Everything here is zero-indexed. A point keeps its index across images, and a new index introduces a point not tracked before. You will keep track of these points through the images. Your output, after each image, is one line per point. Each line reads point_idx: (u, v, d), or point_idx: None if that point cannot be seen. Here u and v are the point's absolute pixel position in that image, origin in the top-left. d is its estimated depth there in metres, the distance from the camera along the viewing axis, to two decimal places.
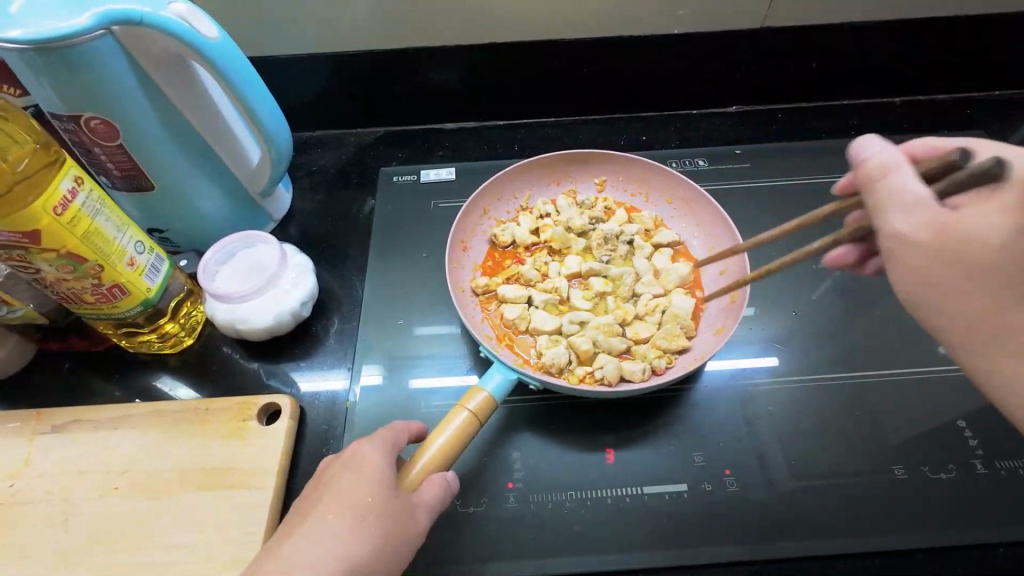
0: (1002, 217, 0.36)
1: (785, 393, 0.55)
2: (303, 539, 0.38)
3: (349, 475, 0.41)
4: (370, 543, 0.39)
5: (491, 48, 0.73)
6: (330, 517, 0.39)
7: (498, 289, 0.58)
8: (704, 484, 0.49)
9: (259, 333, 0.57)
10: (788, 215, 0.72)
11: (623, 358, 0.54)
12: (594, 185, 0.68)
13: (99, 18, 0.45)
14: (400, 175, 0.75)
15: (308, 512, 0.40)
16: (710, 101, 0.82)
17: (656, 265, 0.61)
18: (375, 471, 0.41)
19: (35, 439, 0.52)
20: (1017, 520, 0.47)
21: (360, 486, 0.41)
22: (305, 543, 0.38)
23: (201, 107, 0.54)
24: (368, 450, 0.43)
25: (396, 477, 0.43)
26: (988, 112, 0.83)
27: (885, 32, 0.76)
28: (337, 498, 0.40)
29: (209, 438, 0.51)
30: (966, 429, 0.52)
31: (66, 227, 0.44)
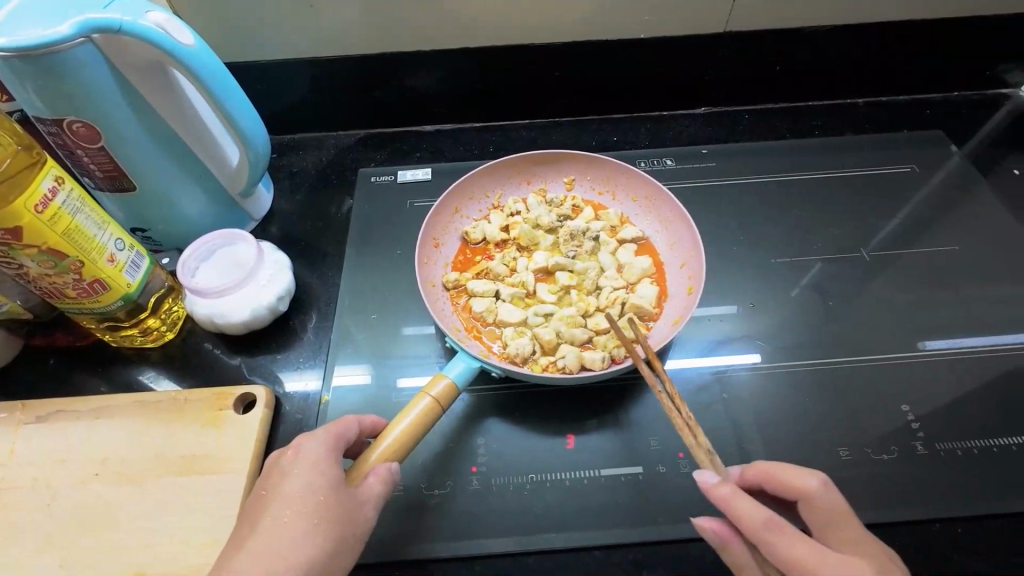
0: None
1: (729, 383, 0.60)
2: (258, 542, 0.40)
3: (315, 466, 0.43)
4: (317, 542, 0.40)
5: (466, 53, 0.76)
6: (291, 514, 0.41)
7: (467, 283, 0.61)
8: (660, 466, 0.51)
9: (237, 327, 0.59)
10: (751, 212, 0.75)
11: (585, 347, 0.57)
12: (564, 183, 0.70)
13: (80, 27, 0.48)
14: (378, 176, 0.77)
15: (266, 511, 0.42)
16: (679, 103, 0.85)
17: (620, 260, 0.63)
18: (325, 467, 0.43)
19: (20, 428, 0.54)
20: (949, 498, 0.53)
21: (319, 478, 0.42)
22: (260, 546, 0.40)
23: (180, 111, 0.57)
24: (313, 446, 0.44)
25: (345, 474, 0.45)
26: (950, 112, 0.86)
27: (844, 36, 0.79)
28: (291, 498, 0.41)
29: (186, 426, 0.53)
30: (909, 413, 0.58)
31: (47, 224, 0.46)
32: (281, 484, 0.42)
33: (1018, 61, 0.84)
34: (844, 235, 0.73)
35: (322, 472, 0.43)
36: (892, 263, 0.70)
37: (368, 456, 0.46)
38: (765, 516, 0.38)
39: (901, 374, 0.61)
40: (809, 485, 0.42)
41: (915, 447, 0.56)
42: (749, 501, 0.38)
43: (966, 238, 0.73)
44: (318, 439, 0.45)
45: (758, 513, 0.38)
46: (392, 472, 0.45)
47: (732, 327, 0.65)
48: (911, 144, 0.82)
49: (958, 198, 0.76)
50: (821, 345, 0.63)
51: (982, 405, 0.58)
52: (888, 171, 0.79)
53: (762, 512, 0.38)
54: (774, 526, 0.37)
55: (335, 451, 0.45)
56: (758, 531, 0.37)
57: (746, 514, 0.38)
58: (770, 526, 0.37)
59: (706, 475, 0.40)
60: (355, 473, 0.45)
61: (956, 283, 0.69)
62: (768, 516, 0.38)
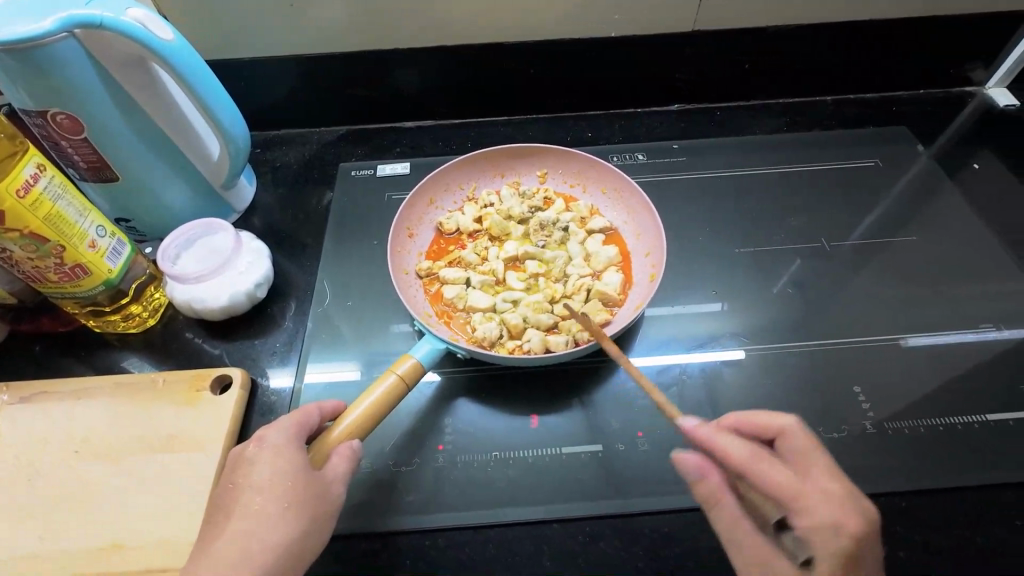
0: (818, 508, 0.40)
1: (691, 367, 0.62)
2: (234, 527, 0.42)
3: (280, 454, 0.44)
4: (288, 527, 0.42)
5: (443, 51, 0.78)
6: (263, 503, 0.42)
7: (440, 271, 0.63)
8: (619, 444, 0.53)
9: (216, 312, 0.61)
10: (719, 205, 0.77)
11: (551, 332, 0.59)
12: (537, 176, 0.73)
13: (63, 22, 0.50)
14: (358, 170, 0.79)
15: (238, 500, 0.43)
16: (652, 100, 0.87)
17: (588, 249, 0.65)
18: (288, 455, 0.45)
19: (3, 408, 0.56)
20: (896, 474, 0.55)
21: (284, 464, 0.44)
22: (235, 531, 0.42)
23: (161, 104, 0.59)
24: (275, 436, 0.45)
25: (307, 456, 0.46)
26: (915, 109, 0.88)
27: (813, 35, 0.82)
28: (258, 488, 0.43)
29: (164, 406, 0.55)
30: (861, 394, 0.60)
31: (29, 209, 0.48)
32: (249, 474, 0.44)
33: (981, 59, 0.87)
34: (807, 226, 0.76)
35: (284, 456, 0.44)
36: (852, 252, 0.73)
37: (328, 437, 0.47)
38: (747, 449, 0.41)
39: (858, 357, 0.63)
40: (785, 424, 0.45)
41: (865, 426, 0.58)
42: (732, 438, 0.42)
43: (925, 229, 0.75)
44: (278, 428, 0.46)
45: (741, 448, 0.41)
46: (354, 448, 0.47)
47: (711, 325, 0.66)
48: (877, 140, 0.84)
49: (918, 191, 0.79)
50: (782, 330, 0.65)
51: (934, 387, 0.60)
52: (852, 165, 0.82)
53: (745, 447, 0.41)
54: (757, 457, 0.41)
55: (297, 438, 0.46)
56: (742, 462, 0.41)
57: (731, 450, 0.42)
58: (753, 457, 0.41)
59: (690, 419, 0.44)
60: (317, 453, 0.47)
61: (913, 272, 0.71)
62: (750, 449, 0.41)
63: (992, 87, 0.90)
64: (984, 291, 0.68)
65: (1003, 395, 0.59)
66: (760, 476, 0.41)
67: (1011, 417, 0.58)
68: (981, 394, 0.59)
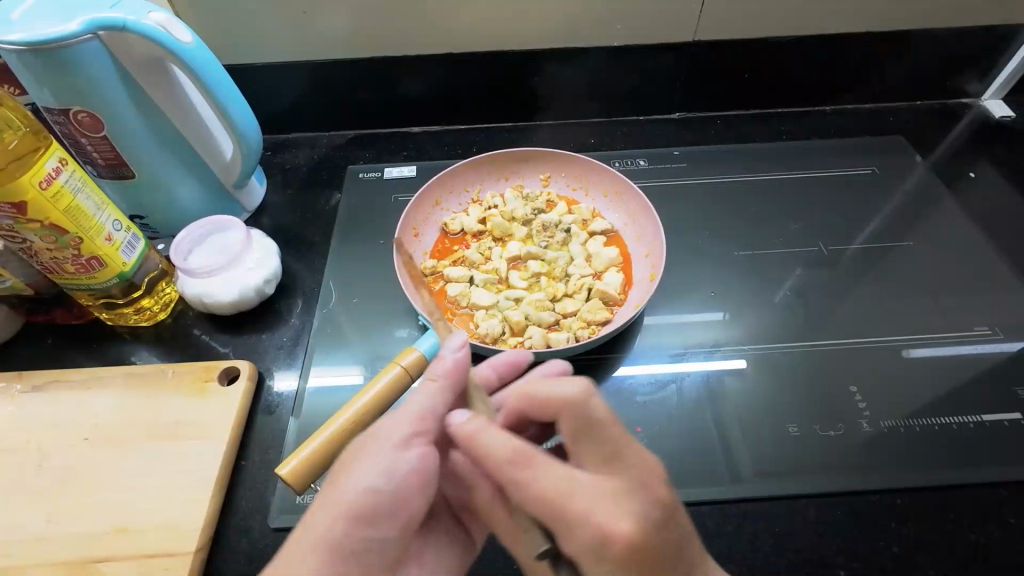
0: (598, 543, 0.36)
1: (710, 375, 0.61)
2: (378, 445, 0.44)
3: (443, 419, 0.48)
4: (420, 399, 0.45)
5: (448, 58, 0.81)
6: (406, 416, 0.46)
7: (444, 270, 0.65)
8: None
9: (225, 307, 0.63)
10: (719, 210, 0.79)
11: (552, 329, 0.60)
12: (541, 179, 0.74)
13: (88, 24, 0.53)
14: (366, 173, 0.81)
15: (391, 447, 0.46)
16: (654, 109, 0.89)
17: (590, 250, 0.67)
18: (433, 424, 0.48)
19: (17, 396, 0.57)
20: (895, 471, 0.55)
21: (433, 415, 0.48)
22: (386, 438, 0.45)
23: (179, 105, 0.61)
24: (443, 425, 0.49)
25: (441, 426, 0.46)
26: (912, 119, 0.90)
27: (809, 47, 0.84)
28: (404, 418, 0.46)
29: (174, 395, 0.56)
30: (858, 393, 0.61)
31: (49, 200, 0.50)
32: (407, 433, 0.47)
33: (976, 71, 0.88)
34: (806, 231, 0.77)
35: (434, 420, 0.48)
36: (848, 257, 0.74)
37: (319, 434, 0.47)
38: (508, 450, 0.39)
39: (854, 358, 0.64)
40: (565, 394, 0.41)
41: (861, 424, 0.58)
42: (494, 438, 0.39)
43: (919, 236, 0.76)
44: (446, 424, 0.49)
45: (501, 449, 0.39)
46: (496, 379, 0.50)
47: (714, 333, 0.65)
48: (874, 149, 0.86)
49: (914, 198, 0.80)
50: (781, 331, 0.66)
51: (931, 388, 0.61)
52: (849, 173, 0.83)
53: (507, 448, 0.39)
54: (517, 461, 0.38)
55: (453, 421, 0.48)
56: (502, 465, 0.39)
57: (492, 450, 0.39)
58: (514, 459, 0.38)
59: (457, 416, 0.42)
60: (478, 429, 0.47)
61: (906, 276, 0.72)
62: (510, 451, 0.39)
63: (988, 99, 0.91)
64: (987, 293, 0.69)
65: (998, 397, 0.60)
66: (524, 479, 0.38)
67: (1007, 417, 0.58)
68: (974, 395, 0.60)
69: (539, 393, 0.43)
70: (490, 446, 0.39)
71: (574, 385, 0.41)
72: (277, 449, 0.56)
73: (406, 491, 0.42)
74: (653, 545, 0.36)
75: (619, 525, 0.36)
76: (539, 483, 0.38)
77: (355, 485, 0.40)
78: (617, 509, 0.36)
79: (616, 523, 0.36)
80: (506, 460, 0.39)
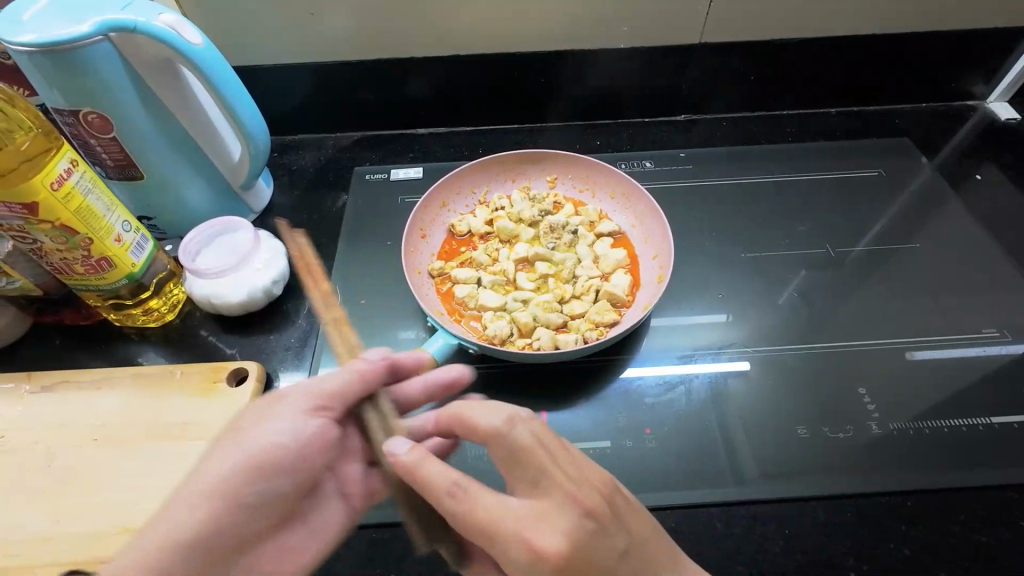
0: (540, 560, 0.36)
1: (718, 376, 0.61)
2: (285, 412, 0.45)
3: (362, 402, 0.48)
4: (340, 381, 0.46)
5: (454, 60, 0.81)
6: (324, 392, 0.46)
7: (452, 271, 0.65)
8: (627, 441, 0.56)
9: (233, 308, 0.63)
10: (725, 212, 0.79)
11: (560, 331, 0.60)
12: (547, 181, 0.74)
13: (99, 26, 0.53)
14: (372, 174, 0.82)
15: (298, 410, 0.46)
16: (660, 110, 0.89)
17: (597, 252, 0.67)
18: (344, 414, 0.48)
19: (26, 396, 0.57)
20: (904, 472, 0.55)
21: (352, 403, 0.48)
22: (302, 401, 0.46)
23: (187, 106, 0.61)
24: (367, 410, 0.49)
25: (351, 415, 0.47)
26: (917, 121, 0.90)
27: (815, 49, 0.84)
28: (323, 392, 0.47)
29: (183, 396, 0.57)
30: (866, 395, 0.60)
31: (61, 201, 0.50)
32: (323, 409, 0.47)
33: (981, 74, 0.89)
34: (812, 232, 0.77)
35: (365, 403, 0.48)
36: (854, 259, 0.74)
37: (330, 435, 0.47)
38: (446, 480, 0.39)
39: (862, 360, 0.64)
40: (491, 421, 0.40)
41: (870, 426, 0.58)
42: (433, 467, 0.39)
43: (926, 238, 0.76)
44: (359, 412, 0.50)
45: (439, 478, 0.39)
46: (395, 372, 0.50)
47: (722, 334, 0.65)
48: (880, 151, 0.86)
49: (921, 200, 0.80)
50: (788, 333, 0.66)
51: (940, 391, 0.61)
52: (856, 175, 0.83)
53: (444, 476, 0.39)
54: (455, 489, 0.38)
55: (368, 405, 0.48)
56: (439, 495, 0.39)
57: (430, 480, 0.39)
58: (450, 489, 0.38)
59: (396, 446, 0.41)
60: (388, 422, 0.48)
61: (913, 277, 0.72)
62: (448, 480, 0.39)
63: (993, 102, 0.91)
64: (994, 296, 0.69)
65: (1007, 399, 0.60)
66: (461, 509, 0.38)
67: (1015, 420, 0.58)
68: (983, 398, 0.60)
69: (465, 419, 0.41)
70: (429, 478, 0.39)
71: (502, 411, 0.41)
72: None
73: (312, 454, 0.45)
74: (585, 561, 0.36)
75: (549, 542, 0.36)
76: (475, 509, 0.38)
77: (267, 441, 0.43)
78: (547, 527, 0.37)
79: (546, 542, 0.36)
80: (443, 491, 0.39)
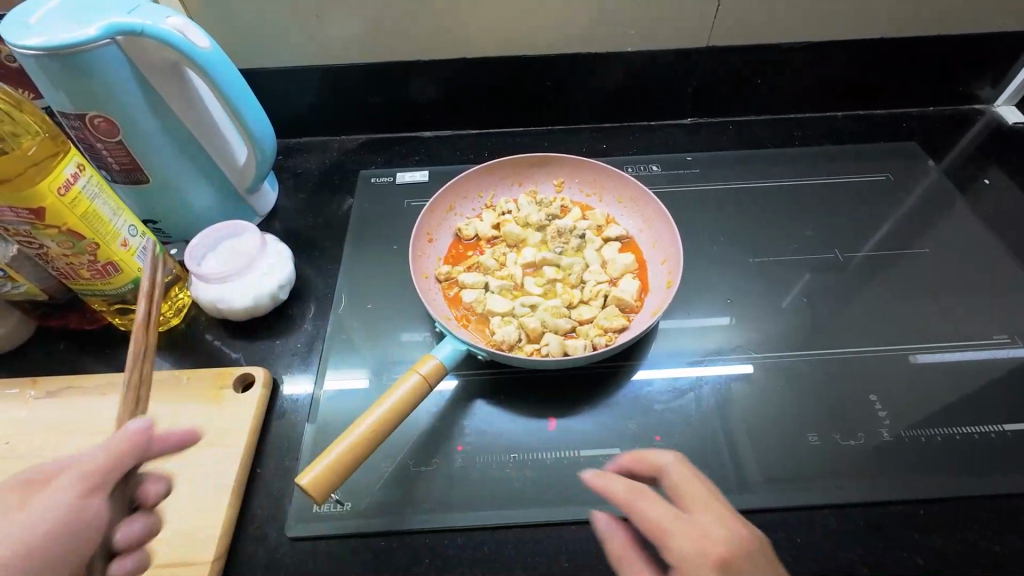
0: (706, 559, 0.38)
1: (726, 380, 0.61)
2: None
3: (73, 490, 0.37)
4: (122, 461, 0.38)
5: (460, 63, 0.81)
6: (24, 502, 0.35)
7: (459, 275, 0.64)
8: (636, 448, 0.55)
9: (240, 313, 0.62)
10: (733, 216, 0.79)
11: (568, 336, 0.60)
12: (554, 185, 0.74)
13: (106, 29, 0.52)
14: (378, 177, 0.81)
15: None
16: (666, 114, 0.89)
17: (605, 257, 0.67)
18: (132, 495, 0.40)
19: (31, 402, 0.57)
20: (916, 479, 0.55)
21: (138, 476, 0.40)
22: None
23: (194, 110, 0.61)
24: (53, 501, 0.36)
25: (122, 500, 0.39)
26: (923, 125, 0.90)
27: (822, 53, 0.84)
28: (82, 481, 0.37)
29: (189, 401, 0.56)
30: (877, 402, 0.60)
31: (68, 206, 0.50)
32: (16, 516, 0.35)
33: (988, 78, 0.88)
34: (821, 237, 0.77)
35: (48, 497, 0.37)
36: (864, 264, 0.74)
37: (340, 441, 0.47)
38: (625, 485, 0.43)
39: (873, 366, 0.63)
40: (663, 459, 0.45)
41: (882, 433, 0.58)
42: (615, 477, 0.43)
43: (936, 243, 0.76)
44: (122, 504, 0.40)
45: (618, 484, 0.43)
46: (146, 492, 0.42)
47: (731, 339, 0.65)
48: (888, 155, 0.86)
49: (929, 204, 0.80)
50: (798, 338, 0.66)
51: (951, 397, 0.60)
52: (864, 179, 0.83)
53: (626, 484, 0.43)
54: (634, 493, 0.42)
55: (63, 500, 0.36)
56: (621, 497, 0.42)
57: (613, 487, 0.43)
58: (630, 491, 0.42)
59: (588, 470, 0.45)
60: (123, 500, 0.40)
61: (924, 283, 0.71)
62: (629, 485, 0.42)
63: (1000, 106, 0.91)
64: (1004, 301, 0.69)
65: (1018, 405, 0.60)
66: (641, 510, 0.41)
67: None
68: (996, 404, 0.60)
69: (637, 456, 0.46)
70: (614, 487, 0.43)
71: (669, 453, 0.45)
72: (292, 457, 0.56)
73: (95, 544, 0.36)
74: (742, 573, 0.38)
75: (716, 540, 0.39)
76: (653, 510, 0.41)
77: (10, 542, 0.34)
78: (709, 533, 0.39)
79: (711, 540, 0.39)
80: (626, 497, 0.42)
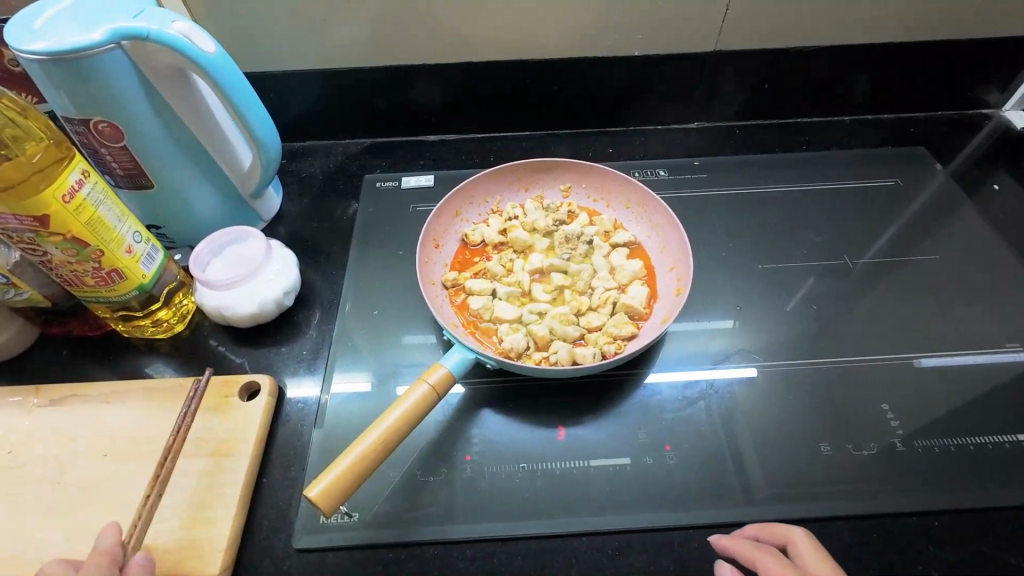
0: None
1: (736, 388, 0.60)
2: None
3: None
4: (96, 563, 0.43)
5: (466, 67, 0.80)
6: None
7: (465, 282, 0.64)
8: (646, 458, 0.55)
9: (244, 319, 0.62)
10: (741, 221, 0.78)
11: (577, 344, 0.59)
12: (561, 190, 0.74)
13: (111, 34, 0.52)
14: (383, 182, 0.81)
15: None
16: (672, 118, 0.88)
17: (613, 263, 0.66)
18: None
19: (33, 410, 0.56)
20: (929, 490, 0.54)
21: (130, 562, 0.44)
22: None
23: (198, 114, 0.60)
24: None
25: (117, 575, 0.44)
26: (931, 129, 0.89)
27: (831, 58, 0.83)
28: None
29: (194, 410, 0.56)
30: (889, 411, 0.59)
31: (72, 213, 0.49)
32: None
33: (996, 82, 0.88)
34: (830, 243, 0.76)
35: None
36: (874, 270, 0.73)
37: (351, 450, 0.47)
38: (744, 544, 0.48)
39: (885, 375, 0.62)
40: (792, 531, 0.49)
41: (895, 444, 0.57)
42: (736, 539, 0.49)
43: (946, 249, 0.75)
44: None
45: (737, 544, 0.48)
46: (99, 545, 0.44)
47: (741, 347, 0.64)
48: (896, 160, 0.85)
49: (939, 209, 0.79)
50: (809, 345, 0.65)
51: (964, 407, 0.60)
52: (873, 184, 0.82)
53: (743, 542, 0.48)
54: (754, 550, 0.47)
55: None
56: (745, 557, 0.47)
57: (736, 547, 0.48)
58: (749, 549, 0.48)
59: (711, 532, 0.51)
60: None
61: (935, 289, 0.71)
62: (746, 543, 0.48)
63: (1009, 110, 0.91)
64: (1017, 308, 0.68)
65: None
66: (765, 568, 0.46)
67: None
68: (1010, 414, 0.59)
69: (764, 529, 0.50)
70: (734, 547, 0.48)
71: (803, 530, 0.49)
72: (299, 466, 0.55)
73: None
74: None
75: None
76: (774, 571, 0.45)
77: None
78: None
79: None
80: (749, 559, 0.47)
